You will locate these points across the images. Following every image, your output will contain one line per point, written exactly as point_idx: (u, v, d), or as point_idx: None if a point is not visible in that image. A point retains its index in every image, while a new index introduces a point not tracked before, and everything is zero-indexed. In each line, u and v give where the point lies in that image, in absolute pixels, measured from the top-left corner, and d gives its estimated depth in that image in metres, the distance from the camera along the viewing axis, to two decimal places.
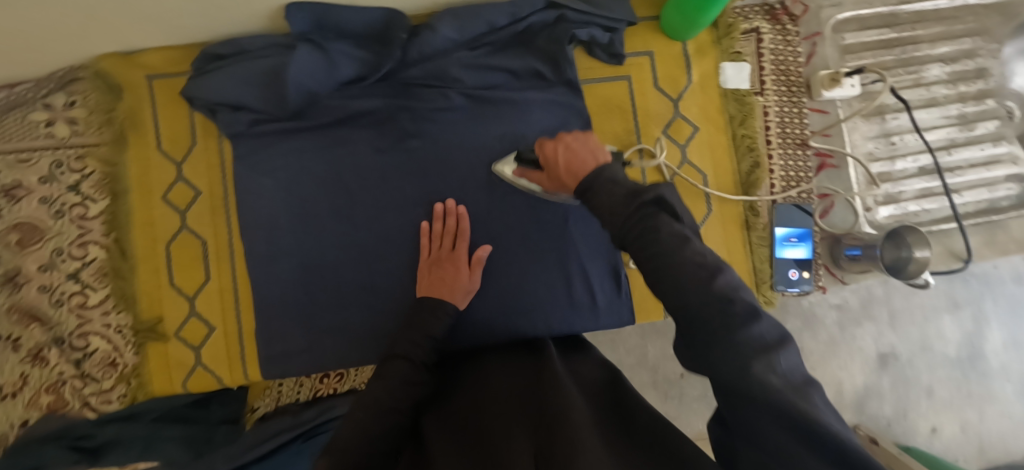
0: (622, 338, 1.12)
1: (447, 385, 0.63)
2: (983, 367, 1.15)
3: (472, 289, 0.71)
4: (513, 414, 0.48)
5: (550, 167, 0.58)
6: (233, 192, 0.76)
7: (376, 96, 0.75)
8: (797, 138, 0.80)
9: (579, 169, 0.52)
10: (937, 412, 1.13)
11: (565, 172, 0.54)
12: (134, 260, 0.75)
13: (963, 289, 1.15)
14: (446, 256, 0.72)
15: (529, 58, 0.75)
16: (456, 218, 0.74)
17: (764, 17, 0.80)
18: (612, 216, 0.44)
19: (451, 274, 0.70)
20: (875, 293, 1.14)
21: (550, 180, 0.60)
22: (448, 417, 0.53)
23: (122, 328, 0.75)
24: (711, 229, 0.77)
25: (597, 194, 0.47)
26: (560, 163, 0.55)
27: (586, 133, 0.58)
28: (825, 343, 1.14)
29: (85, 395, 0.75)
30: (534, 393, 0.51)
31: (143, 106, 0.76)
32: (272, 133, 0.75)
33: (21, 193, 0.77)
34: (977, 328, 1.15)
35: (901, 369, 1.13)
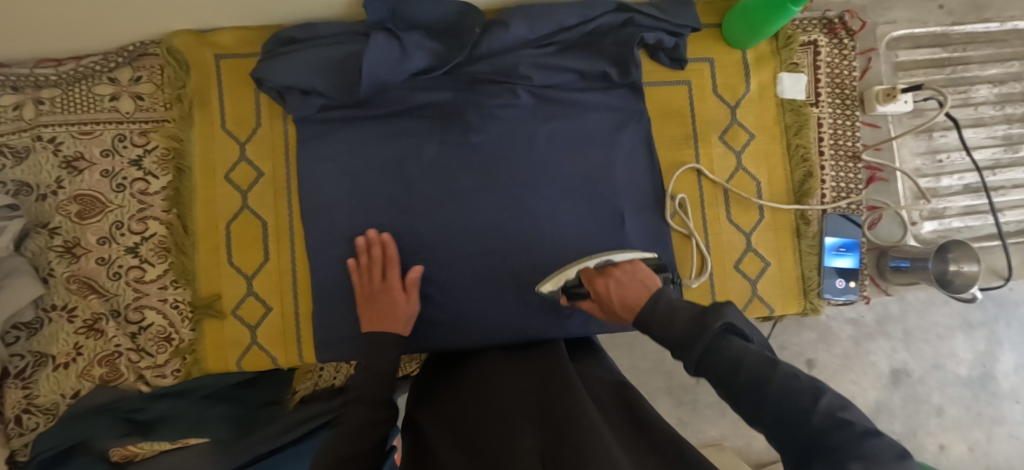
0: (640, 342, 1.14)
1: (459, 379, 0.65)
2: (994, 388, 1.17)
3: (412, 315, 0.72)
4: (512, 404, 0.52)
5: (605, 298, 0.57)
6: (294, 175, 0.77)
7: (445, 89, 0.76)
8: (849, 151, 0.81)
9: (635, 301, 0.52)
10: (946, 430, 1.16)
11: (619, 304, 0.54)
12: (193, 238, 0.76)
13: (979, 310, 1.17)
14: (379, 288, 0.72)
15: (596, 60, 0.76)
16: (382, 247, 0.74)
17: (821, 31, 0.82)
18: (684, 346, 0.42)
19: (389, 303, 0.71)
20: (891, 310, 1.17)
21: (603, 310, 0.58)
22: (446, 406, 0.58)
23: (179, 304, 0.76)
24: (761, 237, 0.79)
25: (657, 325, 0.45)
26: (614, 295, 0.55)
27: (632, 263, 0.59)
28: (839, 358, 1.16)
29: (140, 368, 0.75)
30: (539, 386, 0.55)
31: (210, 85, 0.77)
32: (338, 119, 0.76)
33: (83, 165, 0.77)
34: (990, 348, 1.17)
35: (912, 385, 1.16)
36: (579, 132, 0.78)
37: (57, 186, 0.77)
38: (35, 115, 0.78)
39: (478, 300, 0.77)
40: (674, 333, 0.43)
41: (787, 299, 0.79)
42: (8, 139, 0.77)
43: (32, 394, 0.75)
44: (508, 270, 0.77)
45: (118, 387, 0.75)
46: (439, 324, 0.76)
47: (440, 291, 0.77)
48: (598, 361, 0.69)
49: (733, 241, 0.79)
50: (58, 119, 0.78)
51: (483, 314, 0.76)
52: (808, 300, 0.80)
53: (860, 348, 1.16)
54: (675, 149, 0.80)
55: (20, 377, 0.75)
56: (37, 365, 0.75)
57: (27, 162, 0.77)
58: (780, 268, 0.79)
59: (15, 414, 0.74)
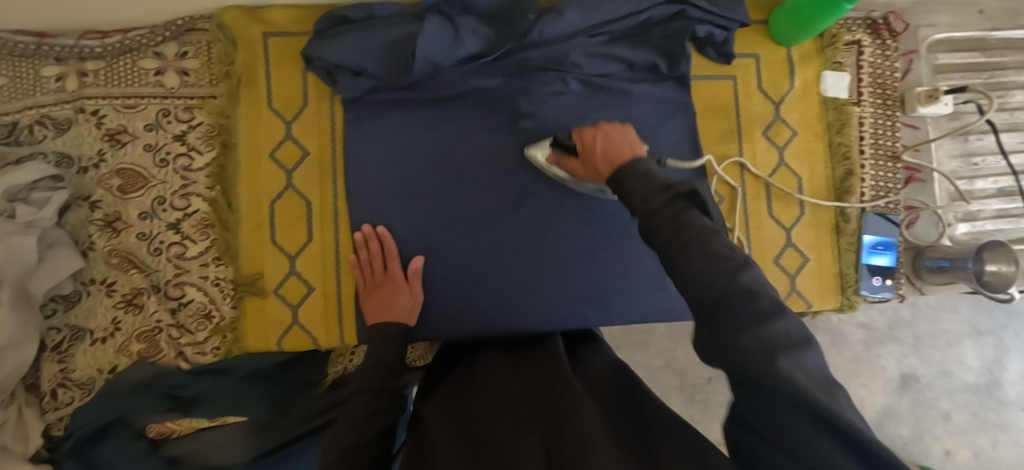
0: (654, 340, 1.14)
1: (462, 378, 0.67)
2: (1000, 395, 1.18)
3: (416, 304, 0.73)
4: (511, 411, 0.54)
5: (588, 153, 0.58)
6: (340, 156, 0.77)
7: (496, 75, 0.76)
8: (889, 150, 0.82)
9: (617, 157, 0.53)
10: (952, 436, 1.17)
11: (601, 159, 0.55)
12: (237, 216, 0.75)
13: (988, 318, 1.19)
14: (381, 279, 0.73)
15: (646, 50, 0.77)
16: (379, 240, 0.74)
17: (866, 31, 0.82)
18: (645, 203, 0.44)
19: (392, 290, 0.72)
20: (902, 316, 1.18)
21: (585, 166, 0.60)
22: (445, 405, 0.60)
23: (221, 281, 0.75)
24: (801, 233, 0.80)
25: (630, 185, 0.47)
26: (598, 148, 0.56)
27: (625, 126, 0.60)
28: (850, 361, 1.18)
29: (180, 345, 0.74)
30: (541, 394, 0.55)
31: (257, 62, 0.76)
32: (386, 102, 0.76)
33: (126, 138, 0.76)
34: (997, 356, 1.18)
35: (921, 390, 1.17)
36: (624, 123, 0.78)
37: (99, 159, 0.76)
38: (77, 87, 0.77)
39: (521, 288, 0.76)
40: (643, 186, 0.46)
41: (825, 296, 0.80)
42: (51, 111, 0.76)
43: (68, 368, 0.74)
44: (550, 258, 0.77)
45: (156, 363, 0.74)
46: (480, 310, 0.76)
47: (484, 277, 0.76)
48: (597, 357, 0.70)
49: (774, 236, 0.80)
50: (101, 92, 0.77)
51: (526, 301, 0.76)
52: (846, 296, 0.81)
53: (870, 351, 1.18)
54: (719, 143, 0.80)
55: (56, 350, 0.74)
56: (73, 339, 0.74)
57: (69, 134, 0.76)
58: (818, 264, 0.80)
59: (51, 388, 0.74)
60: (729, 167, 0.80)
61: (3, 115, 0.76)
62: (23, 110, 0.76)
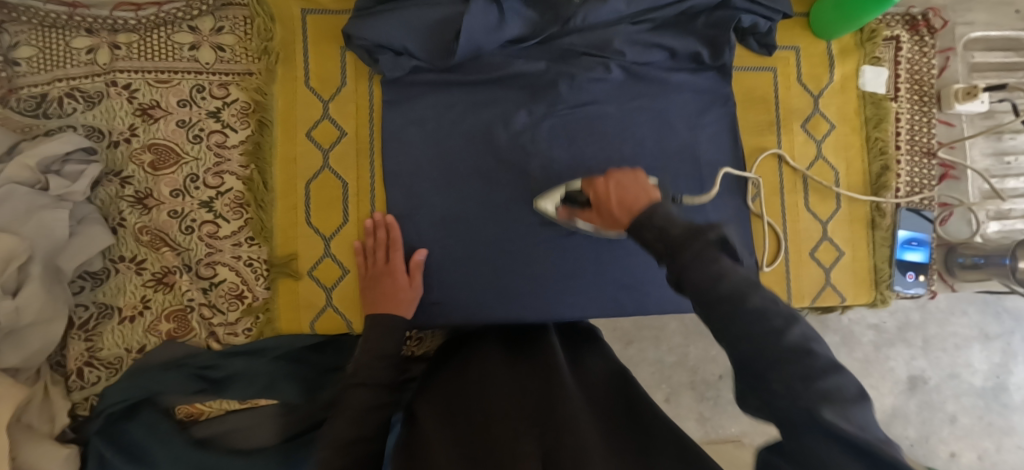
0: (667, 335, 1.13)
1: (458, 369, 0.68)
2: (1006, 399, 1.18)
3: (416, 297, 0.71)
4: (504, 413, 0.54)
5: (603, 204, 0.57)
6: (378, 137, 0.75)
7: (538, 60, 0.75)
8: (925, 147, 0.82)
9: (634, 203, 0.52)
10: (957, 438, 1.17)
11: (617, 205, 0.54)
12: (272, 195, 0.74)
13: (995, 322, 1.19)
14: (382, 270, 0.71)
15: (689, 39, 0.76)
16: (386, 229, 0.73)
17: (904, 27, 0.82)
18: (672, 254, 0.44)
19: (391, 284, 0.70)
20: (912, 318, 1.19)
21: (600, 216, 0.59)
22: (439, 405, 0.61)
23: (253, 261, 0.74)
24: (837, 228, 0.80)
25: (650, 235, 0.47)
26: (613, 198, 0.55)
27: (634, 169, 0.59)
28: (860, 362, 1.18)
29: (212, 325, 0.73)
30: (536, 401, 0.55)
31: (295, 40, 0.75)
32: (426, 83, 0.75)
33: (158, 114, 0.75)
34: (1005, 360, 1.18)
35: (928, 392, 1.18)
36: (662, 112, 0.78)
37: (130, 133, 0.74)
38: (109, 60, 0.75)
39: (559, 275, 0.75)
40: (665, 243, 0.45)
41: (859, 290, 0.80)
42: (81, 83, 0.75)
43: (95, 347, 0.73)
44: (589, 246, 0.76)
45: (186, 343, 0.73)
46: (515, 297, 0.74)
47: (522, 264, 0.75)
48: (594, 356, 0.72)
49: (810, 230, 0.80)
50: (133, 65, 0.75)
51: (563, 288, 0.75)
52: (880, 291, 0.81)
53: (880, 352, 1.18)
54: (757, 135, 0.80)
55: (83, 328, 0.73)
56: (101, 318, 0.73)
57: (99, 107, 0.75)
58: (853, 258, 0.80)
59: (78, 367, 0.72)
60: (767, 158, 0.80)
61: (32, 87, 0.74)
62: (53, 82, 0.75)
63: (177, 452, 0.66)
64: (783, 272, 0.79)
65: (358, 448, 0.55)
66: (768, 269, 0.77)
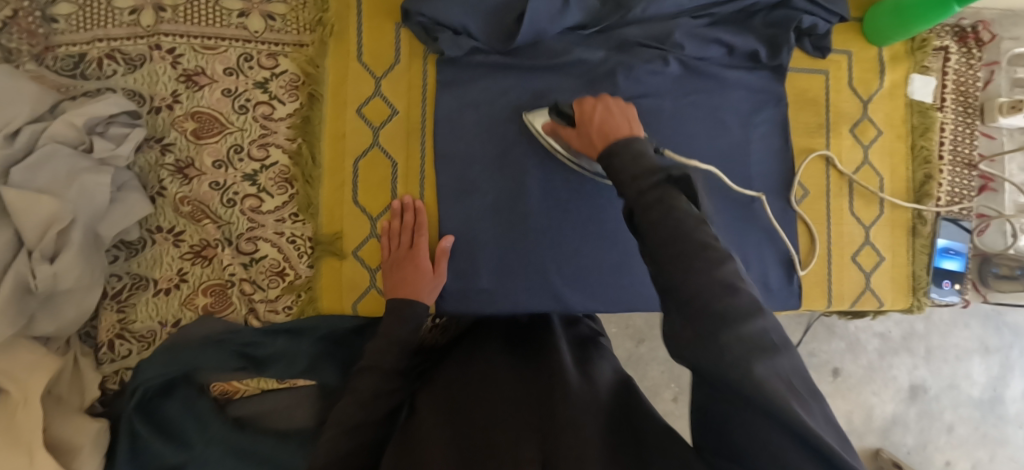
0: None
1: (463, 364, 0.68)
2: (1001, 411, 1.20)
3: (438, 285, 0.69)
4: (505, 424, 0.54)
5: (585, 116, 0.58)
6: (430, 117, 0.74)
7: (598, 48, 0.74)
8: (967, 158, 0.83)
9: (613, 130, 0.53)
10: (953, 447, 1.19)
11: (597, 127, 0.55)
12: (320, 170, 0.72)
13: (996, 336, 1.20)
14: (404, 254, 0.69)
15: (748, 37, 0.76)
16: (414, 213, 0.71)
17: (953, 38, 0.83)
18: (635, 182, 0.44)
19: (411, 272, 0.68)
20: (916, 328, 1.20)
21: (579, 137, 0.60)
22: (442, 401, 0.61)
23: (297, 239, 0.72)
24: (880, 233, 0.81)
25: (622, 164, 0.47)
26: (598, 112, 0.56)
27: (627, 103, 0.59)
28: (864, 369, 1.19)
29: (253, 302, 0.71)
30: (536, 412, 0.55)
31: (349, 13, 0.73)
32: (482, 65, 0.73)
33: (203, 81, 0.72)
34: (1002, 373, 1.20)
35: (928, 402, 1.19)
36: (715, 108, 0.77)
37: (172, 100, 0.72)
38: (153, 22, 0.72)
39: (608, 266, 0.74)
40: (631, 170, 0.46)
41: (897, 295, 0.81)
42: (122, 45, 0.72)
43: (128, 318, 0.70)
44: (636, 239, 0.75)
45: (225, 318, 0.71)
46: (562, 287, 0.73)
47: (569, 253, 0.74)
48: (605, 362, 0.68)
49: (853, 233, 0.80)
50: (178, 29, 0.72)
51: (608, 282, 0.75)
52: (916, 297, 0.81)
53: (884, 361, 1.19)
54: (807, 136, 0.80)
55: (116, 299, 0.70)
56: (134, 288, 0.70)
57: (141, 71, 0.72)
58: (893, 263, 0.81)
59: (109, 339, 0.70)
60: (816, 159, 0.80)
61: (71, 45, 0.71)
62: (93, 42, 0.72)
63: (212, 434, 0.66)
64: (826, 274, 0.80)
65: (360, 434, 0.55)
66: (802, 271, 0.78)
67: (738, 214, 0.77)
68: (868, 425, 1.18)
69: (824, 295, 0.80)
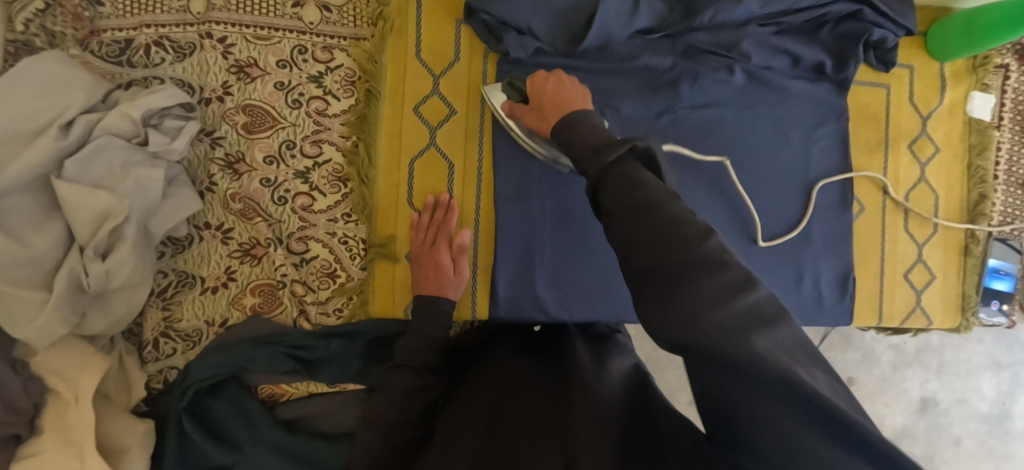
0: None
1: (483, 363, 0.65)
2: (1009, 427, 1.19)
3: (461, 283, 0.67)
4: (524, 407, 0.52)
5: (539, 96, 0.58)
6: (489, 119, 0.72)
7: (664, 55, 0.73)
8: (1021, 179, 0.83)
9: (566, 103, 0.54)
10: (960, 460, 1.18)
11: (551, 102, 0.56)
12: (375, 169, 0.70)
13: (1007, 352, 1.20)
14: (427, 251, 0.67)
15: (815, 48, 0.74)
16: (445, 211, 0.69)
17: (1015, 56, 0.82)
18: (595, 155, 0.43)
19: (434, 272, 0.66)
20: (931, 341, 1.19)
21: (531, 111, 0.60)
22: (471, 391, 0.59)
23: (349, 240, 0.70)
24: (934, 251, 0.80)
25: (578, 137, 0.47)
26: (546, 93, 0.57)
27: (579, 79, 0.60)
28: (877, 380, 1.19)
29: (304, 304, 0.69)
30: (556, 401, 0.52)
31: (411, 7, 0.70)
32: (546, 67, 0.72)
33: (255, 73, 0.69)
34: (1012, 389, 1.19)
35: (938, 415, 1.18)
36: (777, 119, 0.76)
37: (223, 91, 0.69)
38: (204, 9, 0.69)
39: (602, 258, 0.72)
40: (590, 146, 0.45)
41: (946, 314, 0.81)
42: (171, 32, 0.69)
43: (173, 317, 0.68)
44: None
45: (274, 319, 0.69)
46: (620, 295, 0.72)
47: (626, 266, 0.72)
48: (623, 355, 0.65)
49: (907, 251, 0.80)
50: (230, 17, 0.69)
51: None
52: (963, 317, 0.81)
53: (897, 373, 1.18)
54: (867, 152, 0.79)
55: (161, 296, 0.68)
56: (180, 286, 0.68)
57: (190, 60, 0.69)
58: (943, 282, 0.81)
59: (154, 337, 0.67)
60: (871, 180, 0.79)
61: (116, 31, 0.68)
62: (140, 27, 0.68)
63: (262, 435, 0.65)
64: (878, 291, 0.79)
65: (402, 433, 0.56)
66: (763, 244, 0.74)
67: (784, 221, 0.76)
68: None
69: (875, 312, 0.79)
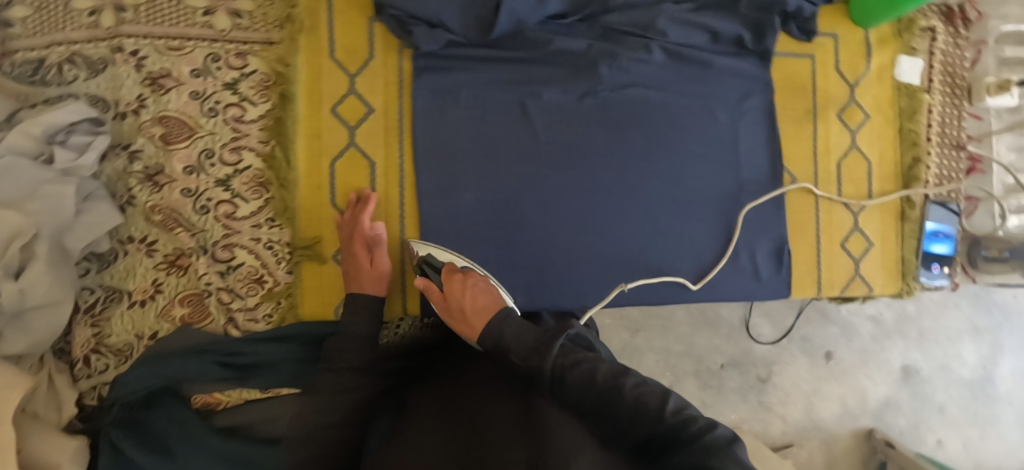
0: (673, 325, 1.09)
1: (444, 368, 0.62)
2: (992, 391, 1.18)
3: (381, 275, 0.66)
4: (480, 403, 0.49)
5: (455, 299, 0.59)
6: (408, 114, 0.72)
7: (580, 38, 0.72)
8: (955, 140, 0.83)
9: (485, 311, 0.56)
10: (945, 426, 1.16)
11: (467, 311, 0.57)
12: (294, 173, 0.69)
13: (986, 316, 1.18)
14: (346, 250, 0.67)
15: (732, 22, 0.74)
16: (363, 205, 0.68)
17: (940, 17, 0.82)
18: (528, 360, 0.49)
19: (353, 268, 0.66)
20: (908, 310, 1.17)
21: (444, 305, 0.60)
22: (416, 396, 0.56)
23: (274, 244, 0.70)
24: (870, 215, 0.80)
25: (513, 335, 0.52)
26: (467, 298, 0.58)
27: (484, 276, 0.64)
28: (858, 353, 1.15)
29: (231, 311, 0.69)
30: (499, 395, 0.49)
31: (321, 8, 0.70)
32: (462, 59, 0.71)
33: (170, 84, 0.69)
34: (993, 353, 1.18)
35: (920, 383, 1.16)
36: (703, 94, 0.76)
37: (138, 104, 0.69)
38: (114, 23, 0.69)
39: (539, 266, 0.72)
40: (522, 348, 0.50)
41: (887, 280, 0.81)
42: (83, 48, 0.69)
43: (103, 333, 0.68)
44: (623, 234, 0.74)
45: (204, 329, 0.69)
46: (552, 282, 0.72)
47: (557, 254, 0.73)
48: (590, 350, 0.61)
49: (842, 219, 0.79)
50: (140, 30, 0.69)
51: (579, 275, 0.73)
52: (904, 282, 0.81)
53: (877, 345, 1.16)
54: (796, 123, 0.79)
55: (90, 313, 0.68)
56: (108, 301, 0.68)
57: (104, 76, 0.69)
58: (882, 249, 0.81)
59: (84, 355, 0.67)
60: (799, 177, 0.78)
61: (28, 51, 0.68)
62: (51, 46, 0.68)
63: (201, 444, 0.64)
64: (815, 260, 0.79)
65: (329, 434, 0.53)
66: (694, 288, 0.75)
67: (714, 198, 0.76)
68: (861, 408, 1.14)
69: (814, 282, 0.79)
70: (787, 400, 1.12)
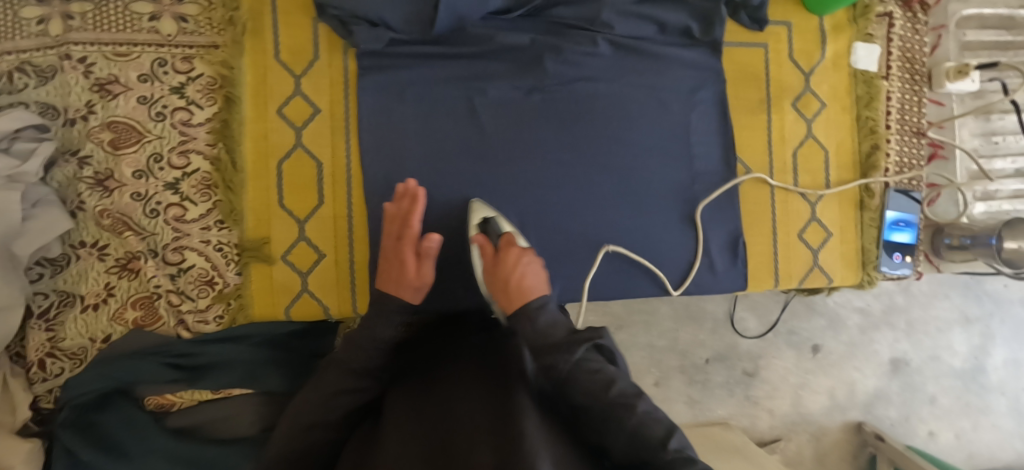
0: (657, 320, 1.08)
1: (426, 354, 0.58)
2: (984, 381, 1.16)
3: (421, 287, 0.60)
4: (458, 397, 0.44)
5: (502, 270, 0.58)
6: (354, 114, 0.72)
7: (523, 32, 0.73)
8: (915, 127, 0.82)
9: (528, 293, 0.56)
10: (936, 418, 1.14)
11: (513, 284, 0.57)
12: (241, 175, 0.70)
13: (976, 305, 1.17)
14: (390, 251, 0.62)
15: (679, 13, 0.73)
16: (411, 201, 0.63)
17: (897, 3, 0.81)
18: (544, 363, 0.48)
19: (396, 271, 0.60)
20: (896, 301, 1.15)
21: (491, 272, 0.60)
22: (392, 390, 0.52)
23: (224, 246, 0.70)
24: (829, 203, 0.79)
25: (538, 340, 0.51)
26: (518, 276, 0.57)
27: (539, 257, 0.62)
28: (845, 345, 1.14)
29: (182, 313, 0.70)
30: (476, 389, 0.45)
31: (265, 10, 0.71)
32: (406, 57, 0.72)
33: (117, 89, 0.70)
34: (984, 343, 1.16)
35: (910, 374, 1.14)
36: (653, 87, 0.75)
37: (87, 110, 0.69)
38: (61, 31, 0.69)
39: None
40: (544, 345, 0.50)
41: (847, 271, 0.80)
42: (32, 57, 0.69)
43: (57, 337, 0.69)
44: (575, 229, 0.73)
45: (156, 332, 0.70)
46: None
47: None
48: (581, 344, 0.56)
49: (800, 209, 0.78)
50: (88, 37, 0.69)
51: None
52: (865, 272, 0.80)
53: (865, 336, 1.14)
54: (750, 114, 0.78)
55: (44, 317, 0.69)
56: (62, 305, 0.69)
57: (53, 83, 0.69)
58: (841, 239, 0.80)
59: (38, 358, 0.68)
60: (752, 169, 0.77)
61: None
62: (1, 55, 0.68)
63: (154, 446, 0.63)
64: (772, 250, 0.78)
65: (319, 435, 0.50)
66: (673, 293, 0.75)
67: (666, 191, 0.76)
68: (851, 401, 1.12)
69: (772, 274, 0.78)
70: (775, 393, 1.10)
